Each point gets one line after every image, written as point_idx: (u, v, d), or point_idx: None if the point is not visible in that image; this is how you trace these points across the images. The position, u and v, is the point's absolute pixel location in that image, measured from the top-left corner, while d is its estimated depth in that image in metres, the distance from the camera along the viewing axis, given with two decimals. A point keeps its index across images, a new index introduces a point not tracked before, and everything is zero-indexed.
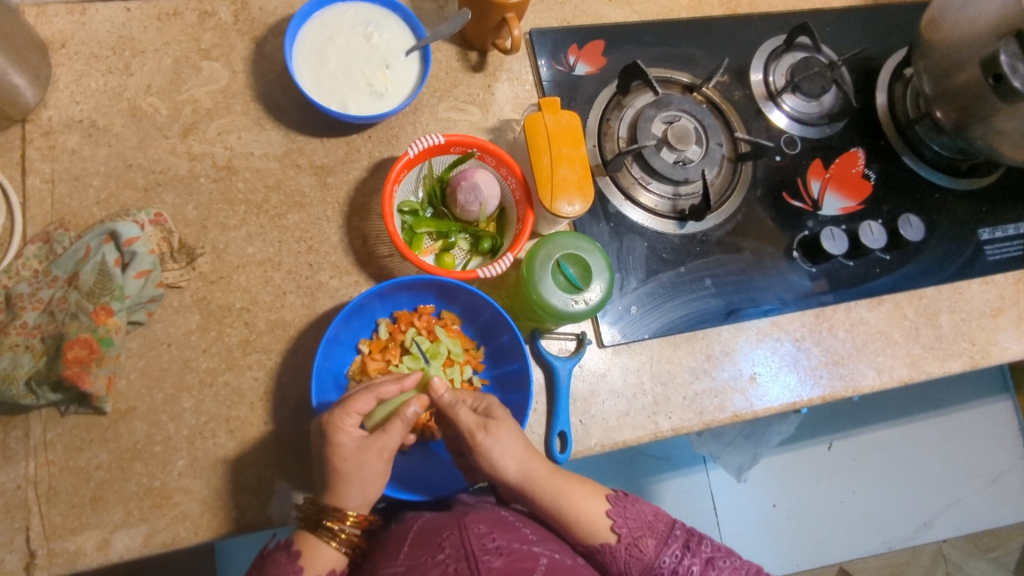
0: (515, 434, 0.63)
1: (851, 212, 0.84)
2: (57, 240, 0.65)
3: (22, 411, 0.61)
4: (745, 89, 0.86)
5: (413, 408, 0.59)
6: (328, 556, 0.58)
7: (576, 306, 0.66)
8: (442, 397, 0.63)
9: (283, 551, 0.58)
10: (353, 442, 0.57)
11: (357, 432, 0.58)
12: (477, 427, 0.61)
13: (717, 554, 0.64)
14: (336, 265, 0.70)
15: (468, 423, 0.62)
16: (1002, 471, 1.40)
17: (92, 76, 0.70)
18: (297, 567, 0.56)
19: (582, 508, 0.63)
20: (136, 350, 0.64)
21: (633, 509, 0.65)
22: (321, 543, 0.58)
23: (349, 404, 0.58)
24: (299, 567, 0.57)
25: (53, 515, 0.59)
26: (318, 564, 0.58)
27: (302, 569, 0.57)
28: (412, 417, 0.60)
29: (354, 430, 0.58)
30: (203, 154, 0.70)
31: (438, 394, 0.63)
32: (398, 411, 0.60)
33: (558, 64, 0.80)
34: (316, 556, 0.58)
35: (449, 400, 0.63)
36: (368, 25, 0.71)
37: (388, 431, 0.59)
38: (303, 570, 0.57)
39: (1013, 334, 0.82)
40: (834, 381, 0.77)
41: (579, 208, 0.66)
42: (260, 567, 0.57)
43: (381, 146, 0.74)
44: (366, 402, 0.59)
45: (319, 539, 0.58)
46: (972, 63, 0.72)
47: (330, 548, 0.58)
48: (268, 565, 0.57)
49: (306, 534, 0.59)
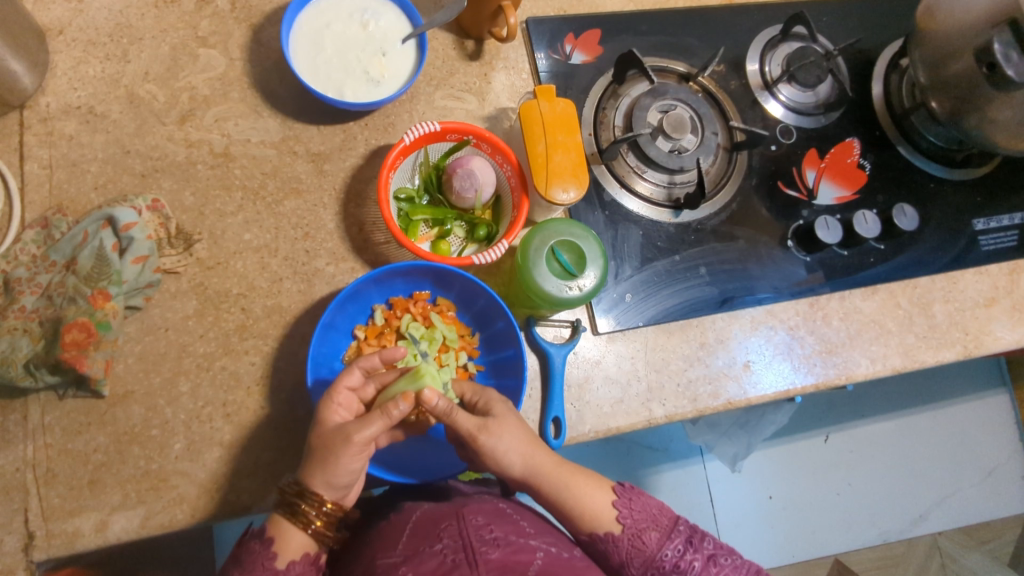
0: (510, 413, 0.63)
1: (846, 201, 0.84)
2: (56, 225, 0.65)
3: (21, 394, 0.61)
4: (741, 78, 0.86)
5: (398, 407, 0.58)
6: (301, 541, 0.58)
7: (570, 292, 0.66)
8: (435, 407, 0.60)
9: (257, 539, 0.58)
10: (334, 423, 0.59)
11: (341, 416, 0.60)
12: (478, 430, 0.61)
13: (720, 552, 0.64)
14: (332, 252, 0.71)
15: (468, 427, 0.61)
16: (997, 464, 1.41)
17: (90, 62, 0.70)
18: (271, 553, 0.57)
19: (587, 503, 0.64)
20: (134, 335, 0.65)
21: (640, 503, 0.65)
22: (292, 528, 0.58)
23: (338, 382, 0.61)
24: (273, 552, 0.57)
25: (52, 497, 0.60)
26: (290, 549, 0.57)
27: (276, 555, 0.57)
28: (396, 416, 0.59)
29: (342, 413, 0.60)
30: (200, 141, 0.71)
31: (432, 405, 0.60)
32: (384, 407, 0.59)
33: (555, 53, 0.81)
34: (288, 540, 0.57)
35: (443, 409, 0.60)
36: (365, 13, 0.72)
37: (366, 422, 0.58)
38: (277, 556, 0.57)
39: (1007, 324, 0.82)
40: (827, 369, 0.77)
41: (574, 195, 0.67)
42: (236, 556, 0.58)
43: (378, 133, 0.75)
44: (356, 379, 0.62)
45: (291, 524, 0.58)
46: (966, 52, 0.72)
47: (302, 533, 0.58)
48: (244, 555, 0.57)
49: (278, 519, 0.58)
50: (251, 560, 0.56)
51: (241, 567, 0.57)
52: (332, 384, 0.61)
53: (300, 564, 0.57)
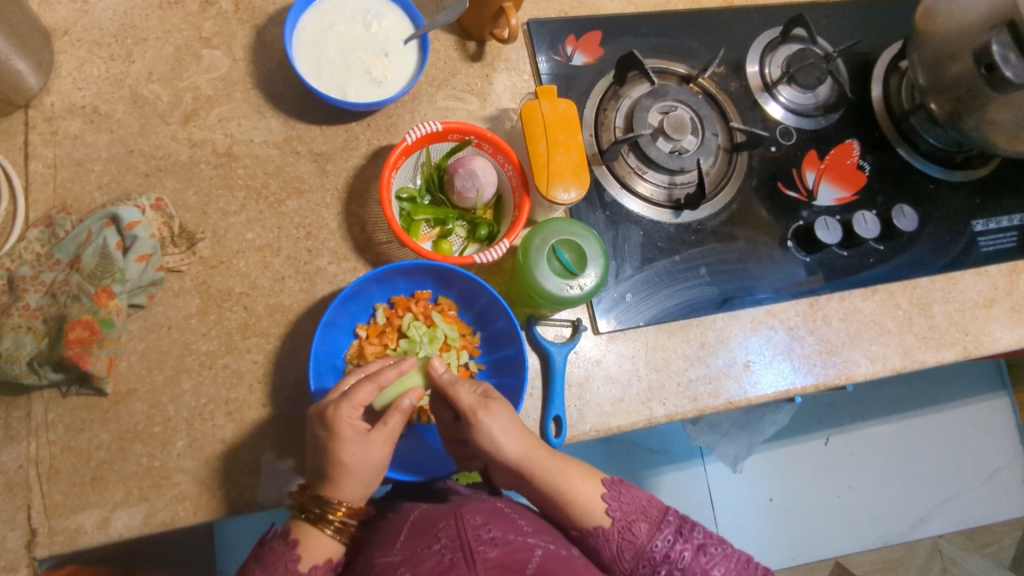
0: (510, 413, 0.63)
1: (846, 202, 0.84)
2: (60, 223, 0.65)
3: (24, 391, 0.62)
4: (741, 80, 0.86)
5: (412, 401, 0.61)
6: (325, 545, 0.59)
7: (570, 291, 0.67)
8: (440, 376, 0.64)
9: (280, 540, 0.58)
10: (358, 433, 0.59)
11: (362, 424, 0.60)
12: (478, 407, 0.62)
13: (710, 541, 0.64)
14: (334, 251, 0.71)
15: (468, 403, 0.63)
16: (997, 467, 1.41)
17: (95, 62, 0.71)
18: (295, 555, 0.57)
19: (582, 501, 0.64)
20: (137, 333, 0.65)
21: (627, 495, 0.66)
22: (318, 532, 0.59)
23: (353, 399, 0.60)
24: (296, 555, 0.57)
25: (55, 494, 0.60)
26: (314, 552, 0.58)
27: (300, 557, 0.57)
28: (410, 408, 0.61)
29: (360, 422, 0.60)
30: (203, 141, 0.71)
31: (438, 373, 0.64)
32: (397, 404, 0.61)
33: (556, 55, 0.81)
34: (313, 544, 0.58)
35: (448, 380, 0.64)
36: (368, 14, 0.72)
37: (388, 424, 0.60)
38: (300, 559, 0.57)
39: (1007, 325, 0.83)
40: (827, 368, 0.78)
41: (575, 195, 0.67)
42: (257, 555, 0.58)
43: (380, 133, 0.75)
44: (368, 393, 0.61)
45: (316, 528, 0.59)
46: (965, 54, 0.73)
47: (327, 537, 0.59)
48: (266, 553, 0.58)
49: (302, 525, 0.60)
50: (274, 559, 0.57)
51: (262, 566, 0.57)
52: (344, 398, 0.59)
53: (322, 568, 0.58)
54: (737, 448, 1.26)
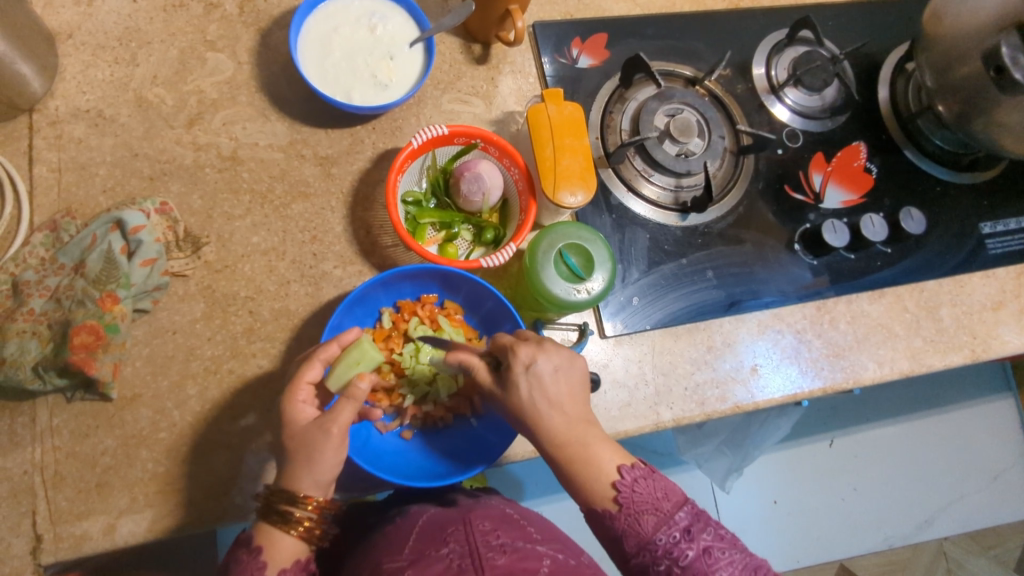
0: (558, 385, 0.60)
1: (853, 205, 0.84)
2: (64, 228, 0.65)
3: (28, 397, 0.61)
4: (747, 83, 0.86)
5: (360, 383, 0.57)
6: (289, 546, 0.55)
7: (578, 296, 0.66)
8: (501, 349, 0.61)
9: (245, 548, 0.55)
10: (304, 419, 0.57)
11: (309, 411, 0.58)
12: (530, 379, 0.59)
13: (718, 545, 0.57)
14: (340, 255, 0.71)
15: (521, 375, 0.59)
16: (1002, 469, 1.40)
17: (99, 66, 0.70)
18: (259, 563, 0.54)
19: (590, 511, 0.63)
20: (141, 338, 0.65)
21: (644, 482, 0.58)
22: (283, 534, 0.55)
23: (300, 377, 0.59)
24: (261, 563, 0.54)
25: (60, 500, 0.60)
26: (280, 557, 0.55)
27: (266, 564, 0.54)
28: (361, 394, 0.57)
29: (308, 408, 0.59)
30: (208, 144, 0.71)
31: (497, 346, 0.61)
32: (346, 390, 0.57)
33: (562, 57, 0.81)
34: (277, 547, 0.55)
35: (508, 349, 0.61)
36: (373, 17, 0.72)
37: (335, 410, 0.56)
38: (266, 566, 0.54)
39: (1015, 328, 0.82)
40: (835, 372, 0.77)
41: (582, 198, 0.67)
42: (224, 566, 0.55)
43: (385, 137, 0.75)
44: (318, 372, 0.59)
45: (279, 530, 0.55)
46: (973, 56, 0.72)
47: (292, 538, 0.56)
48: None
49: (266, 527, 0.56)
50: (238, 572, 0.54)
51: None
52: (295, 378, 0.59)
53: (292, 571, 0.55)
54: (731, 461, 1.23)
